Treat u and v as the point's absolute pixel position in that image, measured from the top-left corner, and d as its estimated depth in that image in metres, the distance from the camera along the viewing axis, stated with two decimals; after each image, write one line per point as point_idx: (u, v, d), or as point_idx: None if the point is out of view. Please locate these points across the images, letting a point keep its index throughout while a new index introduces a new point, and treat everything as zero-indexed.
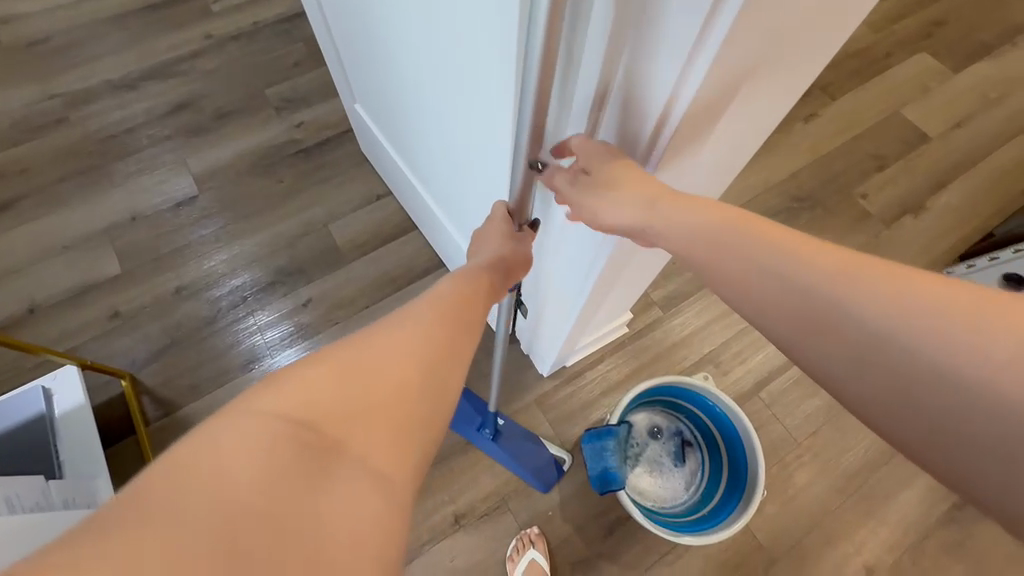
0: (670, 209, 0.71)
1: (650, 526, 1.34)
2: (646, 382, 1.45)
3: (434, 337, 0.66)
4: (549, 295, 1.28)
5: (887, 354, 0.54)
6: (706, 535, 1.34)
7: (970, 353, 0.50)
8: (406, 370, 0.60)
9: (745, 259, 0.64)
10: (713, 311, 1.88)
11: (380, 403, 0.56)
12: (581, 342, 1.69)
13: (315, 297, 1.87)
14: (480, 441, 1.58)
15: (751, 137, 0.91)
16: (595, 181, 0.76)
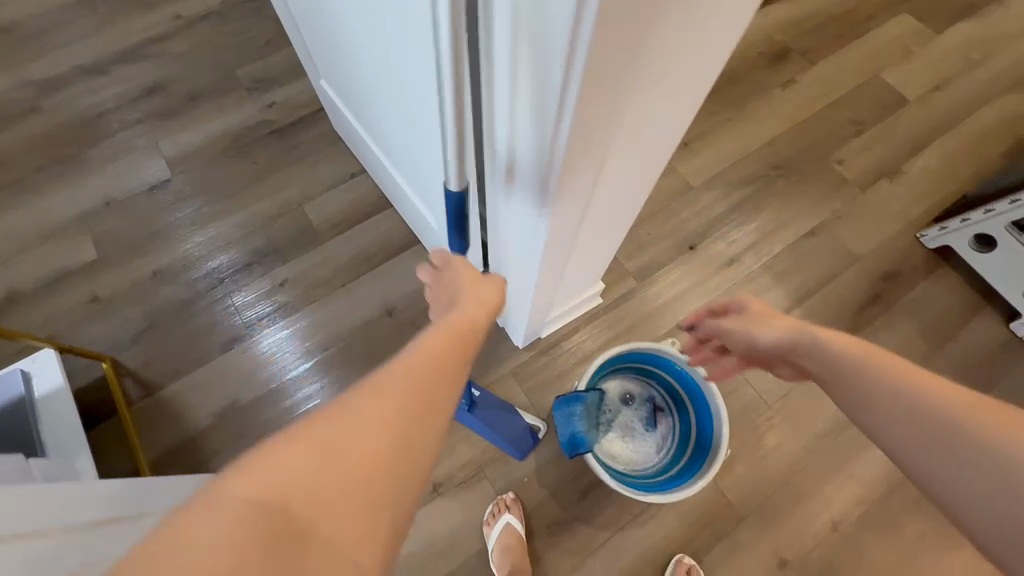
0: (817, 332, 0.94)
1: (618, 486, 1.38)
2: (614, 349, 1.48)
3: (424, 382, 0.73)
4: (508, 273, 1.34)
5: (957, 452, 0.63)
6: (673, 492, 1.39)
7: (1000, 440, 0.60)
8: (390, 420, 0.66)
9: (855, 366, 0.81)
10: (688, 281, 1.91)
11: (361, 459, 0.62)
12: (552, 313, 1.71)
13: (292, 277, 1.88)
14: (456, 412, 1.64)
15: (666, 136, 0.96)
16: (743, 317, 1.15)
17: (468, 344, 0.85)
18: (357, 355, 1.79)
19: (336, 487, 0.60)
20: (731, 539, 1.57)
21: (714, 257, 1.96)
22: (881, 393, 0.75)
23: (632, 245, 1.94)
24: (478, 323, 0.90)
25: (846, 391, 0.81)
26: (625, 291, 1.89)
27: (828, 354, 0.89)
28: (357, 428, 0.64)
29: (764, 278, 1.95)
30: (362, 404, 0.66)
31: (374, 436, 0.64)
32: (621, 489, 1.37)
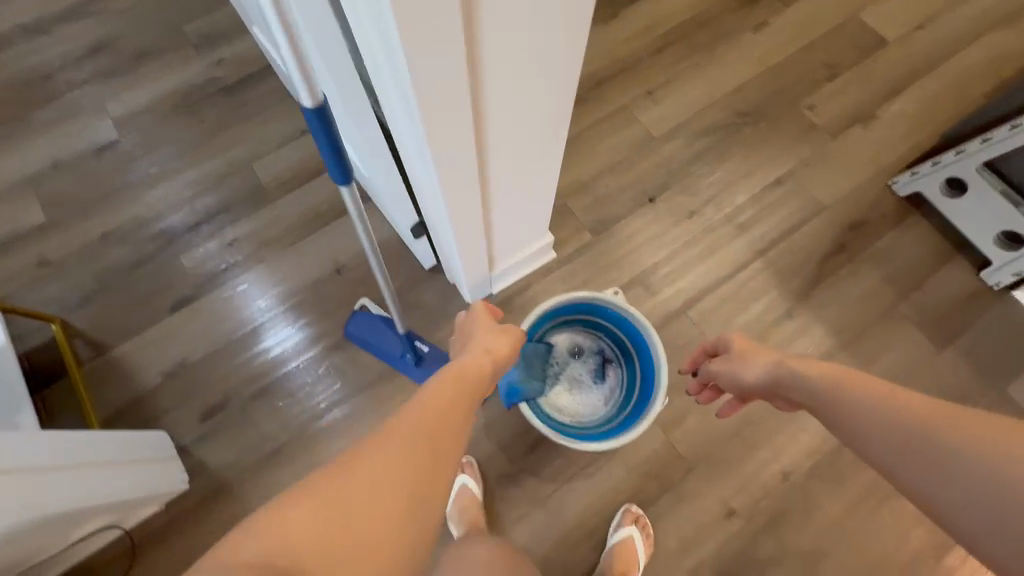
0: (799, 364, 1.05)
1: (554, 434, 1.37)
2: (553, 299, 1.45)
3: (441, 418, 0.90)
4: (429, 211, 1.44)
5: (929, 452, 0.73)
6: (610, 441, 1.38)
7: (955, 439, 0.71)
8: (419, 448, 0.82)
9: (835, 391, 0.93)
10: (646, 235, 1.86)
11: (400, 478, 0.77)
12: (498, 264, 1.68)
13: (241, 237, 1.85)
14: (406, 367, 1.66)
15: (534, 70, 1.05)
16: (735, 356, 1.24)
17: (471, 394, 1.03)
18: (307, 313, 1.77)
19: (379, 505, 0.73)
20: (680, 489, 1.56)
21: (675, 208, 1.90)
22: (856, 423, 0.86)
23: (590, 200, 1.90)
24: (478, 386, 1.07)
25: (836, 420, 0.91)
26: (581, 245, 1.84)
27: (805, 382, 1.01)
28: (392, 452, 0.79)
29: (727, 230, 1.89)
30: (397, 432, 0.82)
31: (406, 458, 0.79)
32: (557, 437, 1.36)
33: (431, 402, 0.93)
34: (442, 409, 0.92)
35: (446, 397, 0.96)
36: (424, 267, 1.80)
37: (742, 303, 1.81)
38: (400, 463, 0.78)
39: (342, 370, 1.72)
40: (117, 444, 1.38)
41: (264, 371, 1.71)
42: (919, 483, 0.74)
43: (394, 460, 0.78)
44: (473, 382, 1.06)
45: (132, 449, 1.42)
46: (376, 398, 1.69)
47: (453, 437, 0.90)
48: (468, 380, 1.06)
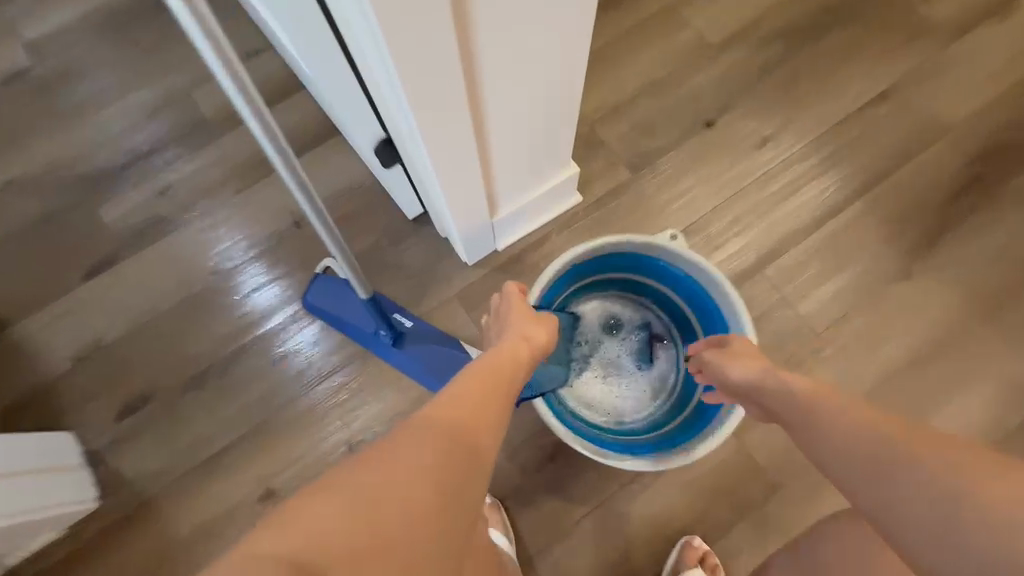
0: (784, 373, 0.80)
1: (585, 445, 0.93)
2: (584, 245, 0.99)
3: (479, 402, 0.71)
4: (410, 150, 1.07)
5: (913, 484, 0.55)
6: (668, 457, 0.94)
7: (959, 479, 0.52)
8: (452, 444, 0.63)
9: (810, 408, 0.71)
10: (703, 172, 1.39)
11: (435, 485, 0.58)
12: (503, 208, 1.22)
13: (175, 182, 1.43)
14: (381, 349, 1.26)
15: None
16: (725, 348, 0.93)
17: (516, 372, 0.80)
18: (257, 278, 1.36)
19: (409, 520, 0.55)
20: (758, 516, 1.13)
21: (742, 136, 1.41)
22: (823, 440, 0.66)
23: (628, 127, 1.42)
24: (527, 362, 0.83)
25: (800, 432, 0.71)
26: (614, 185, 1.38)
27: (784, 392, 0.76)
28: (420, 444, 0.61)
29: (811, 163, 1.40)
30: (428, 423, 0.65)
31: (436, 455, 0.61)
32: (590, 452, 0.92)
33: (469, 385, 0.73)
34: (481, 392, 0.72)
35: (486, 378, 0.75)
36: (407, 218, 1.36)
37: (831, 261, 1.34)
38: (430, 466, 0.59)
39: (301, 352, 1.30)
40: (47, 448, 1.16)
41: (199, 355, 1.30)
42: (882, 506, 0.57)
43: (421, 461, 0.59)
44: (518, 356, 0.82)
45: (58, 450, 1.19)
46: (345, 388, 1.28)
47: (492, 424, 0.70)
48: (513, 359, 0.81)
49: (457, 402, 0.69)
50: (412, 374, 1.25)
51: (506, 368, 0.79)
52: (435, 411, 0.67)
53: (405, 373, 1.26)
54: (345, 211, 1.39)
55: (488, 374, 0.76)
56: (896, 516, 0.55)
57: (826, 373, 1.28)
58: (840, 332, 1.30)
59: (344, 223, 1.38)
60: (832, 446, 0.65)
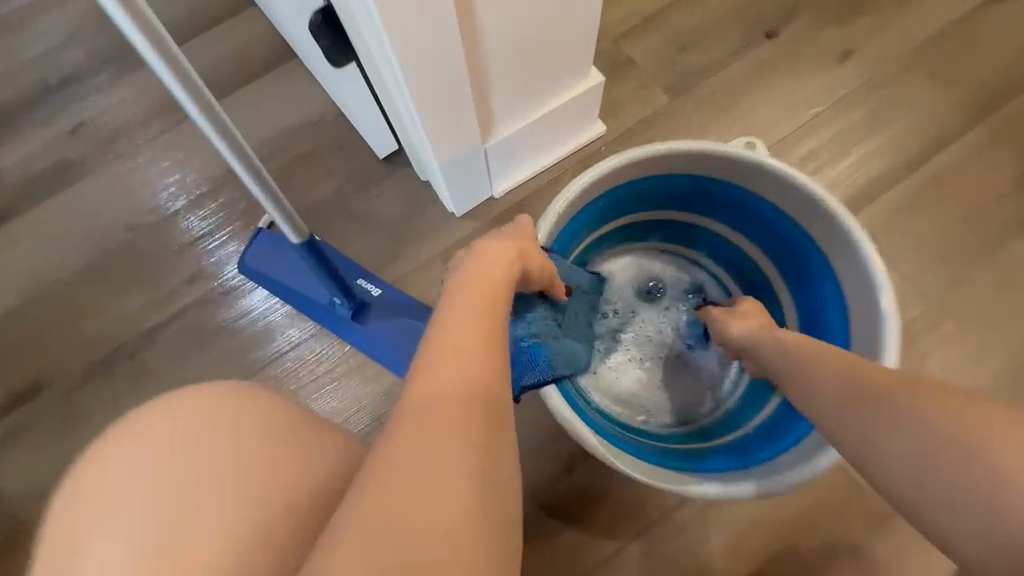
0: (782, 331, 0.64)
1: (633, 463, 0.60)
2: (620, 160, 0.66)
3: (486, 343, 0.42)
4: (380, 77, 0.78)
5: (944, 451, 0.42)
6: (763, 476, 0.61)
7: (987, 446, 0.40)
8: (477, 418, 0.37)
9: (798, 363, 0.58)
10: (765, 97, 1.06)
11: (482, 489, 0.33)
12: (500, 131, 0.89)
13: (85, 120, 1.11)
14: (338, 326, 0.94)
15: None
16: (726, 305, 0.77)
17: (504, 289, 0.51)
18: (189, 234, 1.04)
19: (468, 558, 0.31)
20: (852, 555, 0.83)
21: (816, 50, 1.08)
22: (813, 388, 0.54)
23: (666, 39, 1.09)
24: (512, 275, 0.54)
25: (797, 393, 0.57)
26: (648, 114, 1.05)
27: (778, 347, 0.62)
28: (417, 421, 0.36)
29: (910, 82, 1.06)
30: (431, 405, 0.37)
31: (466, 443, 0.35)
32: (643, 476, 0.59)
33: (461, 321, 0.44)
34: (478, 325, 0.44)
35: (475, 307, 0.46)
36: (378, 157, 1.04)
37: (942, 208, 1.00)
38: (463, 468, 0.34)
39: (239, 329, 0.98)
40: None
41: (108, 335, 0.99)
42: (866, 449, 0.47)
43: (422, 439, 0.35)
44: (498, 272, 0.52)
45: None
46: (292, 378, 0.96)
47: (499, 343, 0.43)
48: (493, 282, 0.51)
49: (461, 355, 0.41)
50: (378, 359, 0.93)
51: (492, 292, 0.50)
52: (428, 374, 0.39)
53: (370, 358, 0.94)
54: (300, 149, 1.07)
55: (468, 299, 0.48)
56: (879, 459, 0.46)
57: (943, 357, 0.93)
58: (959, 301, 0.96)
59: (298, 165, 1.06)
60: (815, 391, 0.54)
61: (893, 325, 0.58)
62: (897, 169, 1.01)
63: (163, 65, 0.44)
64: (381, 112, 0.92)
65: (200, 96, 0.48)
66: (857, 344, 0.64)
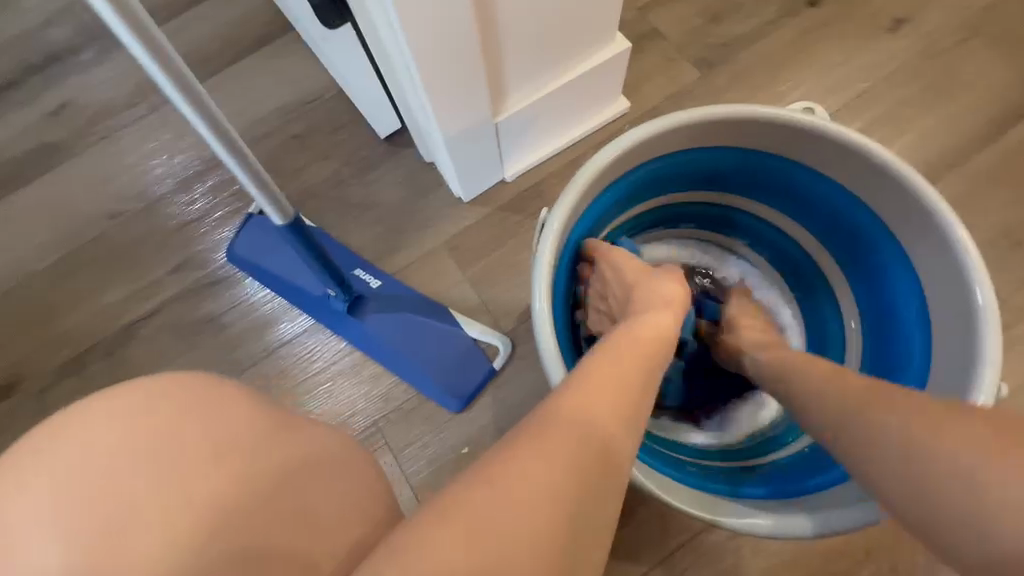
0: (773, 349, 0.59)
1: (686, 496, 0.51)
2: (657, 125, 0.56)
3: (637, 392, 0.43)
4: (378, 45, 0.71)
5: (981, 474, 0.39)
6: (833, 506, 0.51)
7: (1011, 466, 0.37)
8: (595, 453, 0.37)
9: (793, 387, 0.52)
10: (807, 72, 0.95)
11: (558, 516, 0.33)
12: (511, 103, 0.80)
13: (66, 100, 1.03)
14: (333, 320, 0.86)
15: None
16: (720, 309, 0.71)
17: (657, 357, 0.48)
18: (176, 220, 0.96)
19: (527, 542, 0.32)
20: None
21: (863, 20, 0.97)
22: (826, 414, 0.49)
23: (696, 7, 0.98)
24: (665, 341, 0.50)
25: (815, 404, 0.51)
26: (677, 88, 0.95)
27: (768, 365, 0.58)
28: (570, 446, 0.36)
29: (969, 54, 0.95)
30: (579, 417, 0.38)
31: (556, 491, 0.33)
32: (690, 509, 0.51)
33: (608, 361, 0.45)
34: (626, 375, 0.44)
35: (634, 351, 0.46)
36: (379, 138, 0.95)
37: (1011, 193, 0.88)
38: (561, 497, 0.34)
39: (226, 324, 0.90)
40: None
41: (85, 330, 0.92)
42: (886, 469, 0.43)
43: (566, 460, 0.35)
44: (668, 330, 0.50)
45: None
46: (282, 378, 0.87)
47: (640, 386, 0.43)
48: (651, 335, 0.49)
49: (603, 386, 0.42)
50: (378, 357, 0.84)
51: (648, 343, 0.48)
52: (582, 392, 0.41)
53: (370, 357, 0.85)
54: (294, 129, 0.98)
55: (633, 345, 0.47)
56: None
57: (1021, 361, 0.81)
58: None
59: (293, 147, 0.97)
60: (822, 400, 0.49)
61: (993, 324, 0.49)
62: (959, 149, 0.90)
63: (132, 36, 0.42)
64: (381, 84, 0.84)
65: (147, 32, 0.42)
66: (941, 342, 0.55)
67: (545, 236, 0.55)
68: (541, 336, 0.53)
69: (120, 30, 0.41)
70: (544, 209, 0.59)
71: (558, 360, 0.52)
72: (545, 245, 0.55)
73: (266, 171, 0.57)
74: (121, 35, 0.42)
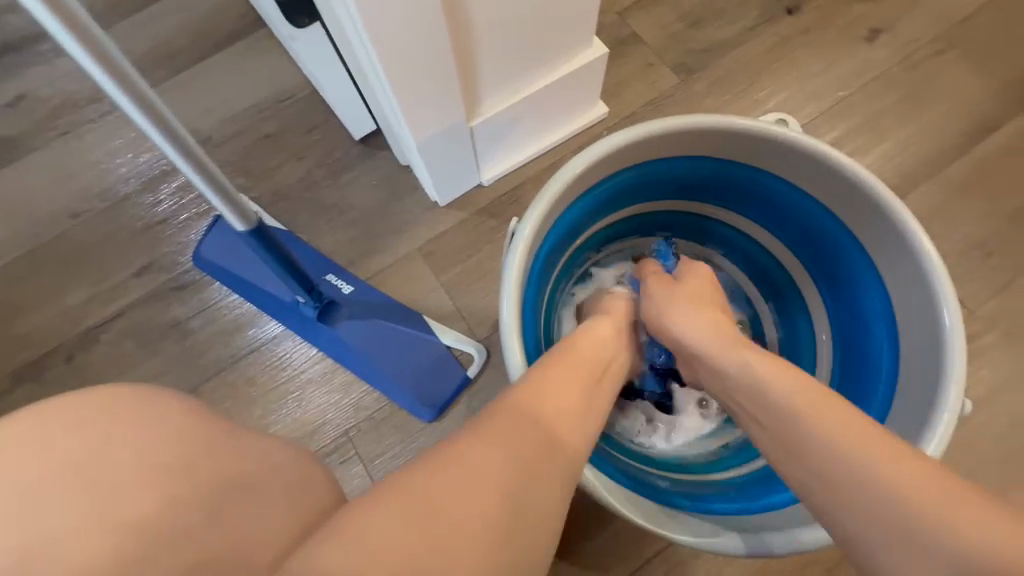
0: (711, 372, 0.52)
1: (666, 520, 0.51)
2: (631, 135, 0.55)
3: (590, 378, 0.48)
4: (346, 45, 0.69)
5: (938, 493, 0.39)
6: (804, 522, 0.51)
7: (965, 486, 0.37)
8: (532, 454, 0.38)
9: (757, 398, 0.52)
10: (786, 79, 0.95)
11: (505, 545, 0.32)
12: (487, 106, 0.78)
13: (26, 92, 0.99)
14: (303, 327, 0.83)
15: None
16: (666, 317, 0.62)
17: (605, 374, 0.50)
18: (140, 221, 0.93)
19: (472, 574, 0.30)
20: None
21: (843, 29, 0.97)
22: None
23: (678, 12, 0.98)
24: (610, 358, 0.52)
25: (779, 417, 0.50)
26: (657, 94, 0.94)
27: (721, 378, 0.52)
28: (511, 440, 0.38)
29: (944, 65, 0.96)
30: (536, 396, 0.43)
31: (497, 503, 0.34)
32: (660, 531, 0.50)
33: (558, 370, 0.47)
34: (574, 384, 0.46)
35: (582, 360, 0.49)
36: (353, 140, 0.93)
37: (981, 204, 0.89)
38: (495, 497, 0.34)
39: (191, 329, 0.87)
40: None
41: (42, 335, 0.88)
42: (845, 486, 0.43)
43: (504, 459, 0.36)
44: (621, 335, 0.56)
45: None
46: (249, 385, 0.84)
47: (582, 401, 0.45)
48: (607, 337, 0.54)
49: (557, 371, 0.46)
50: (348, 365, 0.82)
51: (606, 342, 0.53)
52: (538, 378, 0.45)
53: (340, 365, 0.83)
54: (265, 128, 0.95)
55: (590, 344, 0.52)
56: None
57: (987, 371, 0.82)
58: (1004, 308, 0.84)
59: (264, 147, 0.94)
60: None
61: (957, 341, 0.49)
62: (933, 161, 0.91)
63: (78, 42, 0.40)
64: (353, 84, 0.82)
65: (86, 29, 0.40)
66: (909, 357, 0.55)
67: (515, 248, 0.53)
68: (508, 349, 0.52)
69: (61, 33, 0.39)
70: (514, 218, 0.58)
71: (526, 376, 0.51)
72: (514, 255, 0.53)
73: (224, 175, 0.55)
74: (57, 33, 0.39)
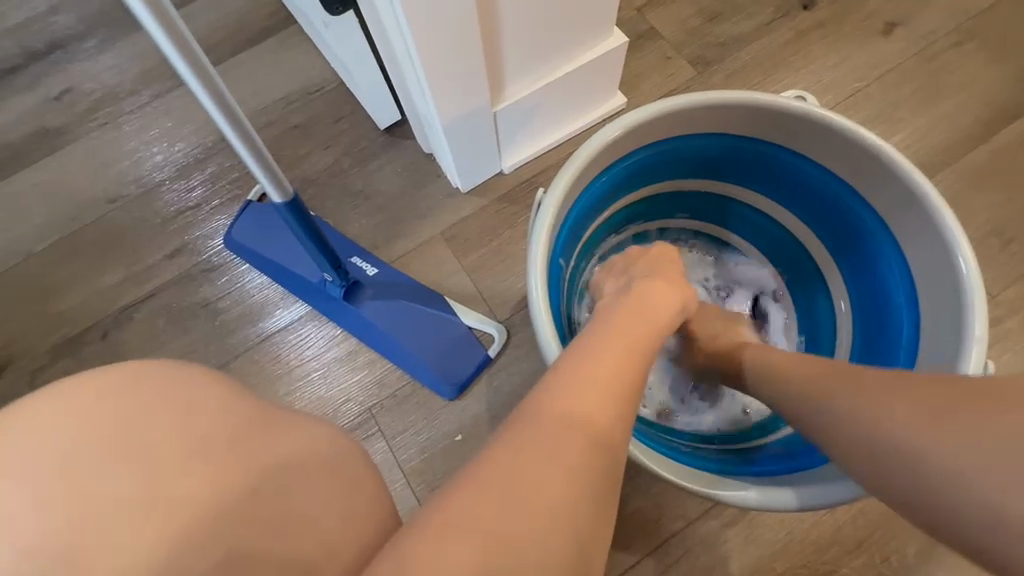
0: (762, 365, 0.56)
1: (659, 461, 0.52)
2: (655, 106, 0.57)
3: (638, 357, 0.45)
4: (379, 30, 0.72)
5: None
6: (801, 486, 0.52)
7: None
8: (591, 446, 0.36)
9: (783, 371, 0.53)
10: (803, 72, 0.97)
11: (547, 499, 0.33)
12: (512, 92, 0.81)
13: (69, 86, 1.04)
14: (329, 307, 0.86)
15: None
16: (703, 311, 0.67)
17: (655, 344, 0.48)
18: (174, 207, 0.96)
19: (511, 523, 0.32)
20: None
21: (858, 22, 0.99)
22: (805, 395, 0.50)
23: (695, 7, 1.00)
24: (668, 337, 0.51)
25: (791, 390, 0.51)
26: (674, 86, 0.97)
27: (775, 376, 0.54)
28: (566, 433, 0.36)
29: (962, 57, 0.97)
30: (597, 380, 0.40)
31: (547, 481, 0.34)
32: (684, 483, 0.52)
33: (609, 344, 0.45)
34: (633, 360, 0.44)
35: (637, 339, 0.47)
36: (379, 130, 0.96)
37: (1001, 192, 0.90)
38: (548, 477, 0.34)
39: (221, 309, 0.90)
40: None
41: (80, 313, 0.91)
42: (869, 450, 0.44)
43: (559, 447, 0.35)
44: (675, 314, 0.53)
45: None
46: (276, 364, 0.87)
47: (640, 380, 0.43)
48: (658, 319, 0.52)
49: (610, 354, 0.44)
50: (372, 344, 0.84)
51: (654, 315, 0.51)
52: (594, 355, 0.43)
53: (365, 344, 0.85)
54: (294, 118, 0.99)
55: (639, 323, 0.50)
56: None
57: (1010, 357, 0.81)
58: None
59: (294, 136, 0.98)
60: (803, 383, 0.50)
61: (979, 299, 0.50)
62: (949, 150, 0.92)
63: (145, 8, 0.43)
64: (384, 72, 0.85)
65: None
66: (930, 323, 0.56)
67: (541, 215, 0.55)
68: (536, 315, 0.54)
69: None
70: (540, 190, 0.60)
71: (553, 339, 0.53)
72: (541, 221, 0.55)
73: (266, 149, 0.57)
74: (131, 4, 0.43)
